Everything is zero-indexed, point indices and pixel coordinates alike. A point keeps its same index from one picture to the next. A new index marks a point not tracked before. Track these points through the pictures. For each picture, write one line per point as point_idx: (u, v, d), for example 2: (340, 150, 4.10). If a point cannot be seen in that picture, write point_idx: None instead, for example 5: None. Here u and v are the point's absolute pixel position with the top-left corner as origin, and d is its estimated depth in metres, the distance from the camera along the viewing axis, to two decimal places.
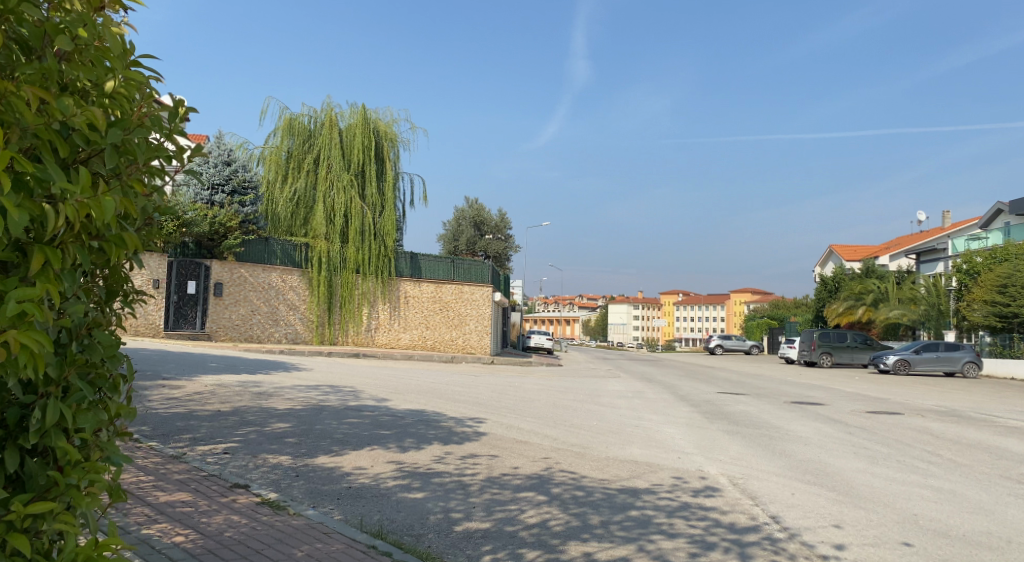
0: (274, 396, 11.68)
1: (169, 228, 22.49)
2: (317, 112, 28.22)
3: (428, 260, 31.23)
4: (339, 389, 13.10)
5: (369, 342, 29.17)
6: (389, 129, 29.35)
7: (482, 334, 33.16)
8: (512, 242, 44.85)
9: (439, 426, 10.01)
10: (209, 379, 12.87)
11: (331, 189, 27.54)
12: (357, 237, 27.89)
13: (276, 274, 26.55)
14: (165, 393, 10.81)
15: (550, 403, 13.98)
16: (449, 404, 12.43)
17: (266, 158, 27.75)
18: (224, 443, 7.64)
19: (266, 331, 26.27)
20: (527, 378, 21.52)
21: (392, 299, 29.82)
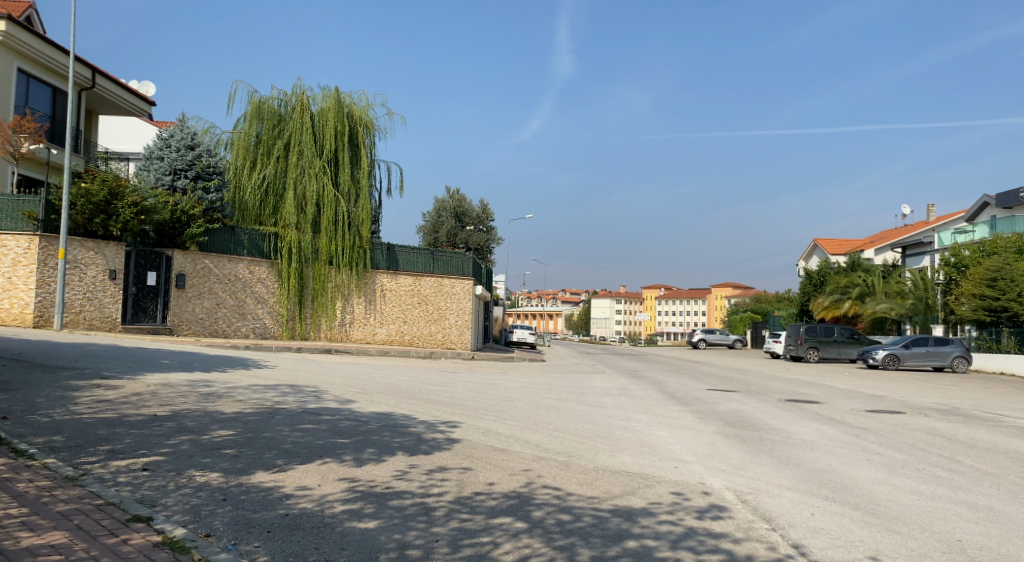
0: (224, 397, 10.47)
1: (126, 215, 21.10)
2: (288, 96, 26.88)
3: (406, 251, 29.98)
4: (301, 389, 11.91)
5: (343, 337, 27.96)
6: (365, 114, 28.07)
7: (461, 328, 31.88)
8: (494, 234, 43.67)
9: (406, 432, 8.87)
10: (155, 376, 11.63)
11: (303, 176, 26.34)
12: (330, 227, 26.73)
13: (243, 265, 25.25)
14: (98, 395, 9.57)
15: (532, 404, 12.89)
16: (421, 405, 11.28)
17: (234, 144, 26.17)
18: (145, 457, 6.47)
19: (232, 325, 24.92)
20: (507, 375, 20.44)
21: (367, 292, 28.59)
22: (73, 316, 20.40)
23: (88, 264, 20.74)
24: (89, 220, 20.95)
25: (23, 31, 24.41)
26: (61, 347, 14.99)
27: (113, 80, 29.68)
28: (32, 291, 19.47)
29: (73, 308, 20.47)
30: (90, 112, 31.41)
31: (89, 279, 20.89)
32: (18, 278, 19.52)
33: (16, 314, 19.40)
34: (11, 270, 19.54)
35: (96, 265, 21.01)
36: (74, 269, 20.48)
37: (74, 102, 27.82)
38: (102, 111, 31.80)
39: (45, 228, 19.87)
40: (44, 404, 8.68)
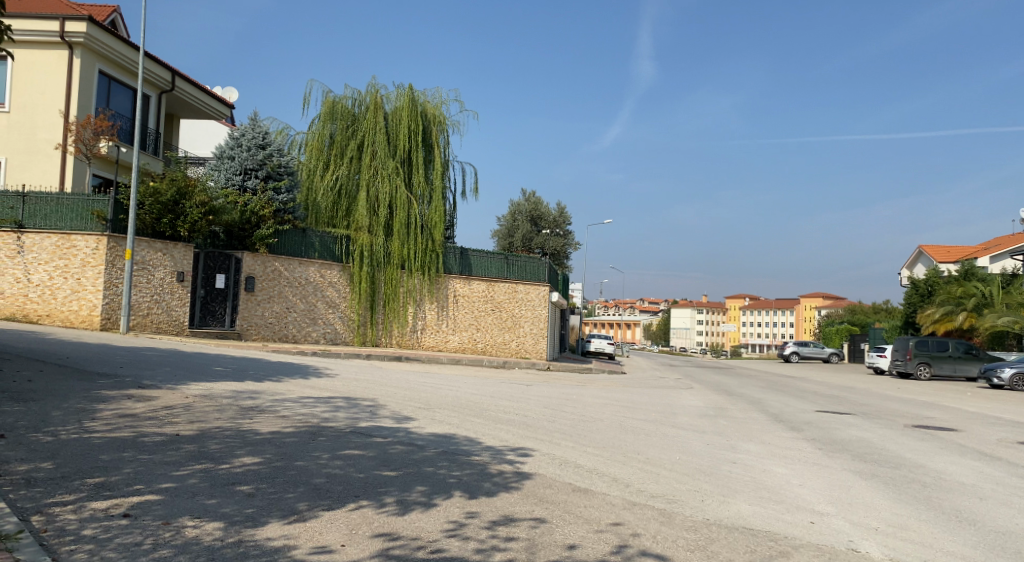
0: (265, 412, 9.17)
1: (193, 215, 20.65)
2: (362, 96, 26.06)
3: (480, 255, 28.67)
4: (355, 403, 10.54)
5: (414, 344, 26.89)
6: (439, 112, 26.98)
7: (537, 337, 30.22)
8: (571, 239, 41.92)
9: (467, 461, 7.30)
10: (198, 386, 10.50)
11: (375, 178, 25.37)
12: (402, 229, 25.65)
13: (315, 268, 24.47)
14: (124, 408, 8.39)
15: (618, 427, 11.16)
16: (488, 426, 9.69)
17: (308, 145, 25.91)
18: (133, 495, 5.11)
19: (303, 330, 24.12)
20: (587, 389, 18.71)
21: (440, 297, 27.44)
22: (140, 319, 19.90)
23: (156, 266, 20.25)
24: (157, 220, 20.41)
25: (104, 32, 24.27)
26: (115, 352, 14.22)
27: (192, 83, 29.59)
28: (100, 293, 18.97)
29: (141, 311, 19.95)
30: (172, 116, 31.57)
31: (157, 281, 20.38)
32: (86, 280, 19.02)
33: (84, 316, 18.93)
34: (80, 271, 19.05)
35: (165, 267, 20.48)
36: (142, 271, 19.96)
37: (154, 105, 27.82)
38: (183, 114, 31.88)
39: (113, 228, 19.38)
40: (55, 418, 7.52)
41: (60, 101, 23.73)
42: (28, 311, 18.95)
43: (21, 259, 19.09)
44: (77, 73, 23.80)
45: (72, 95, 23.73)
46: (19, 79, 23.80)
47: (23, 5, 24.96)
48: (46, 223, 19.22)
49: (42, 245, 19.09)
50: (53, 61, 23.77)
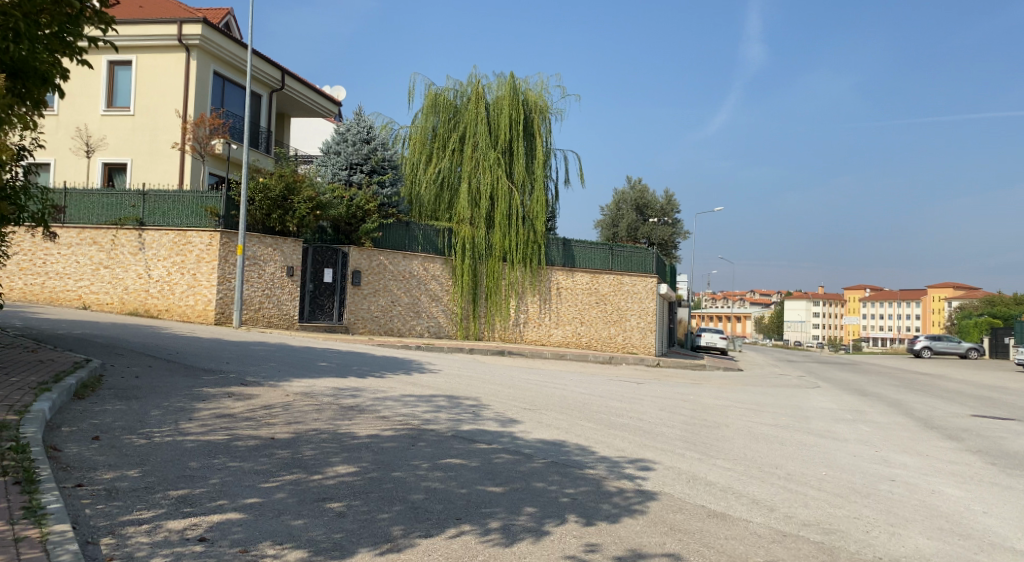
0: (365, 413, 8.67)
1: (302, 210, 20.76)
2: (463, 87, 25.65)
3: (583, 247, 27.76)
4: (458, 403, 9.91)
5: (517, 338, 26.34)
6: (540, 101, 26.18)
7: (644, 331, 28.88)
8: (680, 228, 40.13)
9: (582, 476, 6.46)
10: (300, 383, 10.20)
11: (477, 170, 24.95)
12: (504, 221, 25.18)
13: (418, 262, 24.30)
14: (223, 408, 8.09)
15: (747, 435, 10.00)
16: (602, 433, 8.80)
17: (411, 139, 25.84)
18: (214, 513, 4.60)
19: (407, 323, 23.99)
20: (703, 388, 17.45)
21: (542, 290, 26.74)
22: (253, 313, 20.18)
23: (267, 261, 20.49)
24: (267, 216, 20.67)
25: (219, 34, 25.08)
26: (224, 346, 14.31)
27: (301, 81, 30.13)
28: (215, 288, 19.35)
29: (253, 305, 20.23)
30: (283, 114, 32.35)
31: (268, 275, 20.63)
32: (202, 275, 19.40)
33: (200, 311, 19.35)
34: (196, 266, 19.45)
35: (275, 262, 20.74)
36: (253, 266, 20.22)
37: (265, 104, 28.53)
38: (293, 113, 32.57)
39: (225, 223, 19.75)
40: (154, 419, 7.26)
41: (180, 102, 24.61)
42: (149, 306, 19.47)
43: (142, 256, 19.58)
44: (194, 74, 24.61)
45: (190, 95, 24.57)
46: (142, 82, 24.83)
47: (145, 12, 26.04)
48: (164, 220, 19.74)
49: (161, 242, 19.58)
50: (173, 64, 24.67)
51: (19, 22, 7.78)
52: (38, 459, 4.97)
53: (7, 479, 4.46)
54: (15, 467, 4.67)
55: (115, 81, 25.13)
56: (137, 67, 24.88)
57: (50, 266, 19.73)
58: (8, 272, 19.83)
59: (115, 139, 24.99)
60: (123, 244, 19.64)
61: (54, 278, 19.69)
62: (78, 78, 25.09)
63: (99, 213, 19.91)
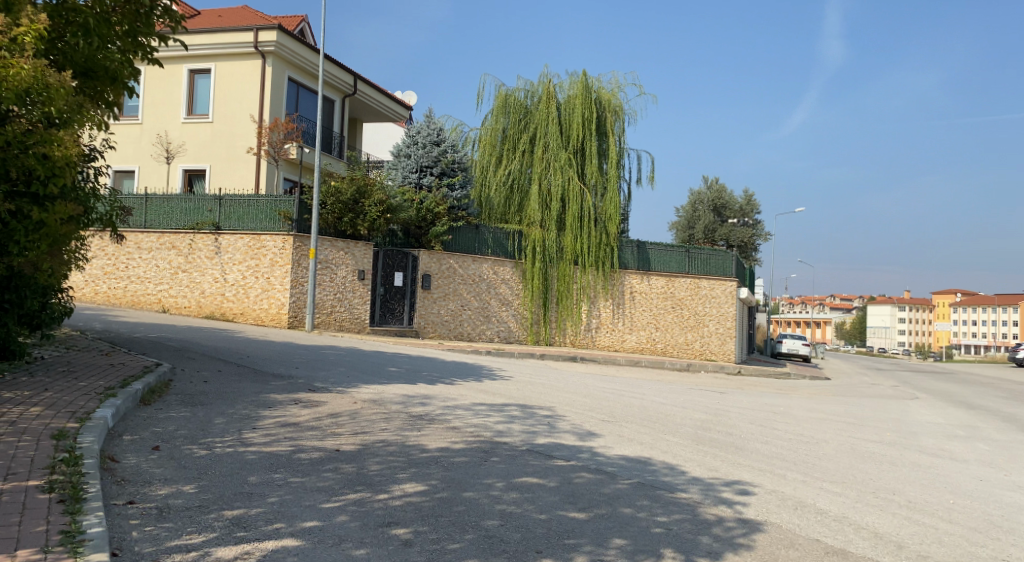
0: (435, 423, 8.19)
1: (372, 214, 20.63)
2: (534, 87, 25.13)
3: (658, 249, 26.81)
4: (532, 413, 9.34)
5: (589, 343, 25.60)
6: (614, 100, 25.40)
7: (724, 337, 27.62)
8: (760, 229, 38.53)
9: (673, 501, 5.79)
10: (369, 390, 9.83)
11: (548, 171, 24.38)
12: (575, 223, 24.52)
13: (488, 265, 23.90)
14: (289, 417, 7.74)
15: (850, 453, 9.07)
16: (690, 450, 8.06)
17: (481, 141, 25.43)
18: (270, 539, 4.16)
19: (477, 328, 23.60)
20: (791, 399, 16.34)
21: (615, 294, 25.94)
22: (325, 317, 20.15)
23: (339, 264, 20.44)
24: (338, 220, 20.62)
25: (294, 41, 25.33)
26: (295, 350, 14.16)
27: (374, 86, 30.24)
28: (288, 292, 19.39)
29: (325, 309, 20.18)
30: (355, 120, 32.60)
31: (340, 279, 20.56)
32: (275, 279, 19.48)
33: (273, 314, 19.41)
34: (269, 270, 19.54)
35: (346, 265, 20.65)
36: (326, 270, 20.18)
37: (338, 109, 28.73)
38: (365, 118, 32.77)
39: (298, 227, 19.79)
40: (217, 428, 6.94)
41: (256, 108, 24.97)
42: (224, 310, 19.67)
43: (218, 260, 19.81)
44: (270, 81, 24.93)
45: (266, 101, 24.89)
46: (220, 89, 25.31)
47: (223, 22, 26.59)
48: (240, 225, 19.94)
49: (236, 246, 19.77)
50: (250, 71, 25.06)
51: (88, 18, 7.84)
52: (89, 473, 4.63)
53: (53, 496, 4.11)
54: (63, 483, 4.32)
55: (195, 89, 25.71)
56: (216, 75, 25.37)
57: (131, 270, 20.17)
58: (93, 277, 20.38)
59: (195, 147, 25.55)
60: (200, 248, 19.92)
61: (136, 282, 20.12)
62: (160, 87, 25.76)
63: (177, 217, 20.26)
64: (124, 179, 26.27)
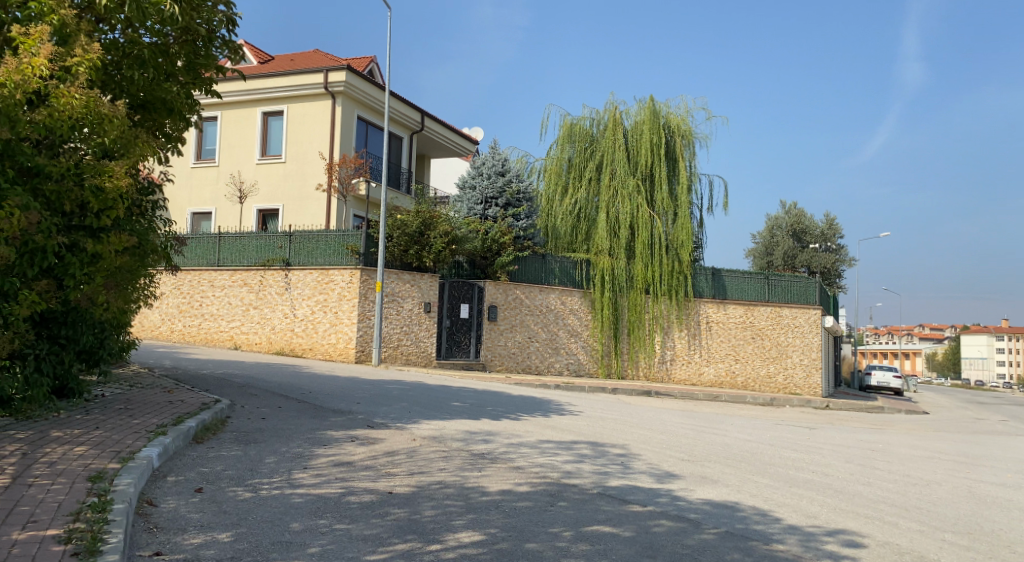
0: (498, 462, 7.61)
1: (438, 246, 20.42)
2: (600, 114, 24.71)
3: (734, 276, 25.68)
4: (604, 451, 8.63)
5: (663, 376, 24.57)
6: (684, 124, 24.68)
7: (809, 369, 26.05)
8: (844, 254, 36.71)
9: (769, 556, 5.02)
10: (430, 427, 9.33)
11: (616, 199, 23.77)
12: (645, 250, 23.76)
13: (556, 296, 23.32)
14: (343, 455, 7.30)
15: (968, 498, 8.00)
16: (782, 493, 7.21)
17: (547, 170, 25.10)
18: None
19: (546, 361, 22.96)
20: (889, 435, 14.98)
21: (690, 325, 24.89)
22: (391, 351, 19.91)
23: (405, 297, 20.26)
24: (404, 252, 20.46)
25: (362, 79, 25.69)
26: (358, 385, 13.85)
27: (440, 122, 30.41)
28: (355, 326, 19.27)
29: (392, 343, 19.96)
30: (423, 156, 32.81)
31: (406, 312, 20.34)
32: (343, 313, 19.40)
33: (341, 349, 19.29)
34: (337, 305, 19.49)
35: (413, 298, 20.46)
36: (392, 303, 20.01)
37: (406, 146, 28.94)
38: (433, 154, 32.96)
39: (365, 261, 19.72)
40: (266, 467, 6.54)
41: (326, 146, 25.34)
42: (294, 345, 19.68)
43: (287, 296, 19.90)
44: (339, 119, 25.30)
45: (335, 139, 25.24)
46: (292, 130, 25.84)
47: (295, 65, 27.26)
48: (308, 260, 20.00)
49: (305, 281, 19.83)
50: (320, 110, 25.51)
51: (144, 50, 7.86)
52: (115, 519, 4.24)
53: (68, 548, 3.71)
54: (82, 532, 3.93)
55: (268, 130, 26.35)
56: (288, 117, 25.93)
57: (205, 307, 20.48)
58: (169, 315, 20.78)
59: (268, 186, 26.08)
60: (271, 285, 20.07)
61: (209, 319, 20.40)
62: (236, 130, 26.50)
63: (249, 254, 20.51)
64: (202, 220, 27.00)
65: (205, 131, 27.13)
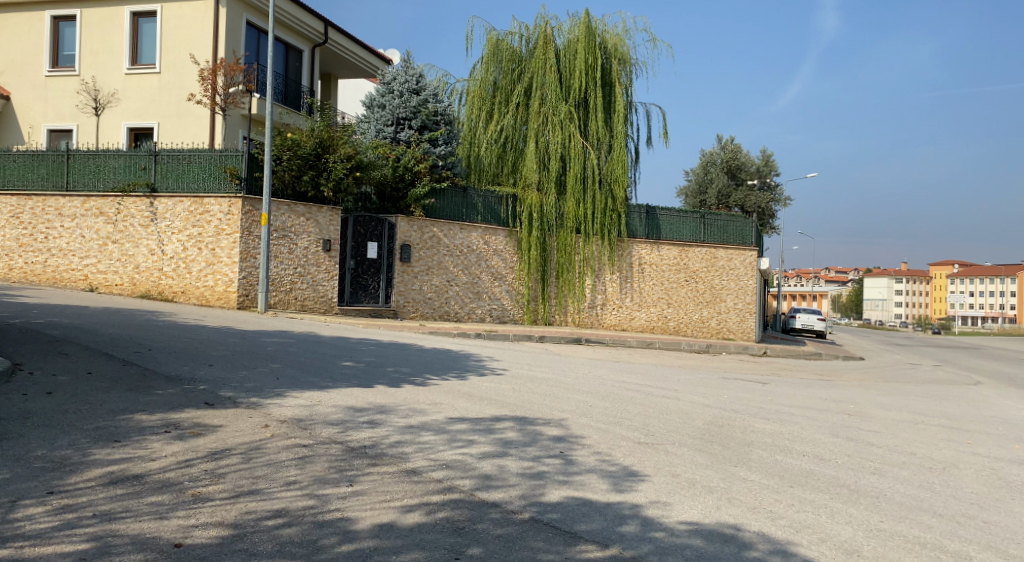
0: (383, 463, 5.13)
1: (338, 171, 17.41)
2: (529, 30, 21.88)
3: (669, 215, 23.76)
4: (535, 436, 6.29)
5: (593, 323, 22.65)
6: (621, 46, 22.20)
7: (743, 314, 24.64)
8: (779, 192, 35.47)
9: None
10: (297, 404, 6.75)
11: (545, 127, 21.13)
12: (577, 185, 21.37)
13: (477, 235, 20.80)
14: (135, 461, 4.65)
15: (1008, 489, 6.11)
16: (790, 503, 5.04)
17: (469, 93, 22.08)
18: None
19: (466, 306, 20.59)
20: (849, 389, 13.33)
21: (622, 267, 22.92)
22: (283, 295, 17.03)
23: (299, 233, 17.29)
24: (297, 178, 17.40)
25: None
26: (227, 338, 11.04)
27: (348, 36, 26.83)
28: (236, 265, 16.30)
29: (283, 286, 17.06)
30: (329, 75, 29.24)
31: (301, 250, 17.41)
32: (222, 250, 16.35)
33: (220, 293, 16.33)
34: (214, 240, 16.39)
35: (309, 234, 17.51)
36: (283, 239, 17.03)
37: (307, 60, 25.38)
38: (341, 73, 29.39)
39: (248, 189, 16.61)
40: None
41: (207, 54, 21.62)
42: (162, 287, 16.54)
43: (154, 229, 16.64)
44: (224, 23, 21.61)
45: (219, 46, 21.55)
46: (167, 34, 21.95)
47: None
48: (179, 185, 16.76)
49: (175, 212, 16.60)
50: (200, 11, 21.67)
51: None
52: None
53: None
54: None
55: (139, 34, 22.37)
56: (161, 18, 21.98)
57: (52, 240, 16.97)
58: (6, 249, 17.17)
59: (138, 100, 22.22)
60: (133, 215, 16.73)
61: (57, 255, 16.95)
62: (99, 32, 22.36)
63: (106, 177, 17.03)
64: (60, 138, 22.91)
65: (61, 32, 22.81)
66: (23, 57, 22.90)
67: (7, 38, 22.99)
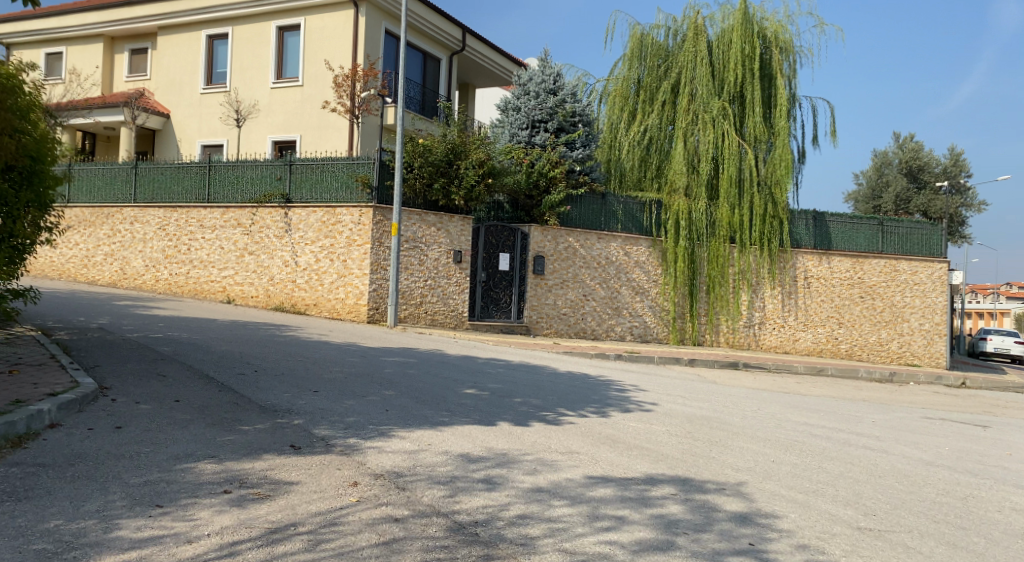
0: (497, 558, 3.61)
1: (470, 178, 16.32)
2: (678, 23, 19.95)
3: (840, 222, 20.93)
4: (710, 514, 4.55)
5: (749, 344, 20.24)
6: (784, 33, 19.74)
7: (929, 336, 21.28)
8: (970, 196, 31.10)
9: None
10: (400, 450, 5.38)
11: (695, 125, 19.09)
12: (731, 189, 19.10)
13: (618, 245, 19.10)
14: (165, 543, 3.42)
15: None
16: None
17: (611, 93, 20.46)
18: None
19: (604, 323, 18.92)
20: None
21: (784, 281, 20.36)
22: (413, 309, 16.14)
23: (430, 243, 16.35)
24: (429, 186, 16.46)
25: None
26: (345, 357, 10.03)
27: (486, 42, 26.02)
28: (366, 278, 15.58)
29: (413, 299, 16.18)
30: (467, 84, 28.63)
31: (432, 262, 16.47)
32: (352, 262, 15.70)
33: (350, 306, 15.68)
34: (346, 251, 15.77)
35: (440, 244, 16.55)
36: (413, 250, 16.14)
37: (444, 68, 24.77)
38: (479, 81, 28.68)
39: (379, 197, 15.87)
40: None
41: (346, 64, 21.40)
42: (295, 300, 16.13)
43: (287, 240, 16.28)
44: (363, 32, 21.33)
45: (357, 55, 21.27)
46: (309, 47, 22.00)
47: None
48: (312, 195, 16.32)
49: (308, 222, 16.15)
50: (340, 23, 21.53)
51: None
52: None
53: None
54: None
55: (284, 48, 22.60)
56: (305, 31, 22.07)
57: (193, 252, 17.06)
58: (153, 261, 17.44)
59: (281, 113, 22.42)
60: (268, 226, 16.47)
61: (198, 266, 17.00)
62: (247, 48, 22.81)
63: (244, 188, 16.91)
64: (211, 153, 23.56)
65: (214, 51, 23.49)
66: (180, 76, 23.78)
67: (166, 59, 23.98)
